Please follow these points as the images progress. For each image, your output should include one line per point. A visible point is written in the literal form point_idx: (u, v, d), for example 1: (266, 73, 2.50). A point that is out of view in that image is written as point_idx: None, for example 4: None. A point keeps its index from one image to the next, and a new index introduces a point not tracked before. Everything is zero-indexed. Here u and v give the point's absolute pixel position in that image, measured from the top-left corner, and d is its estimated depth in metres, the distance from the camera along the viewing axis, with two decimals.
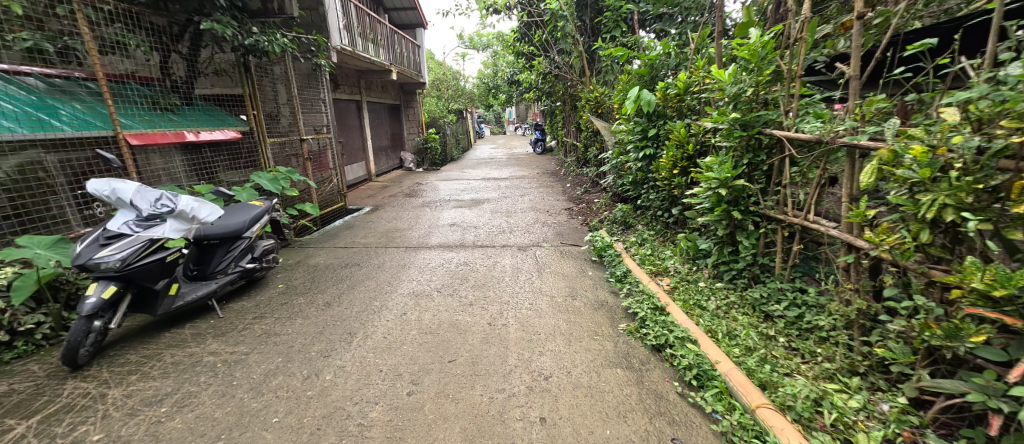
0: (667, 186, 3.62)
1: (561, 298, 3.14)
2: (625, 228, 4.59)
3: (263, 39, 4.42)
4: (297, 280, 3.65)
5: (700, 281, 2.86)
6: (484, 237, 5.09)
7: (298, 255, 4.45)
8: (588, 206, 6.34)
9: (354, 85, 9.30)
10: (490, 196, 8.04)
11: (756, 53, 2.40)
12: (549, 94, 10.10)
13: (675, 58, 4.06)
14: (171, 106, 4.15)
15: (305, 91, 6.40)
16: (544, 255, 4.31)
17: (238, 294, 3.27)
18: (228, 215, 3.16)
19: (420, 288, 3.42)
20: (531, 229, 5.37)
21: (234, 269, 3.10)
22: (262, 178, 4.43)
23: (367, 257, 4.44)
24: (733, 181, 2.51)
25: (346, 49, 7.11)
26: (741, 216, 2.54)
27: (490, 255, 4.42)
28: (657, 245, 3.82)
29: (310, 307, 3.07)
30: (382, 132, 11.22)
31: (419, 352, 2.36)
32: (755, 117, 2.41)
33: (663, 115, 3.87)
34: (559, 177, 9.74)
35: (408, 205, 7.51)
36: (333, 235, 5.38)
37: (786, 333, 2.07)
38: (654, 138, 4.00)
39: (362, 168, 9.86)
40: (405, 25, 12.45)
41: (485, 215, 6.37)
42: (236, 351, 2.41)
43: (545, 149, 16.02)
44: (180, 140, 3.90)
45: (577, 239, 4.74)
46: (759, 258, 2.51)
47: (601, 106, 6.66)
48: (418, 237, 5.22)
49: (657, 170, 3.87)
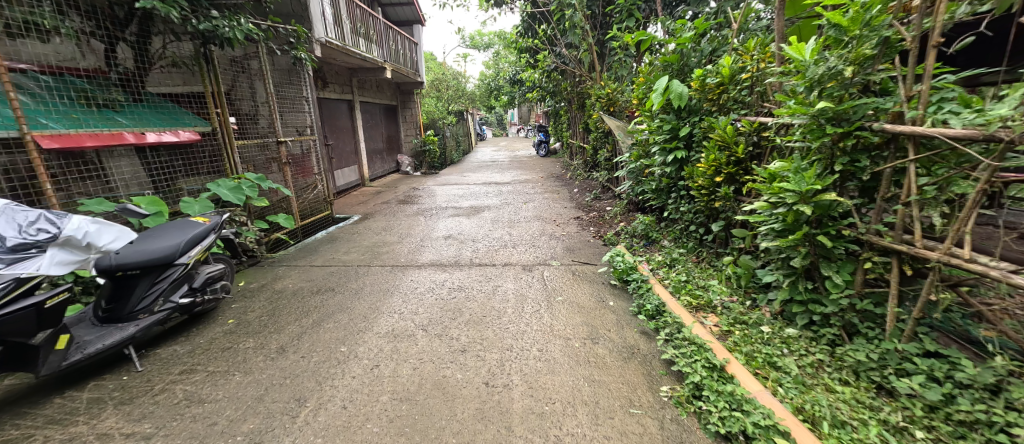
0: (707, 198, 2.95)
1: (578, 341, 2.47)
2: (647, 244, 3.93)
3: (223, 24, 3.76)
4: (253, 313, 2.99)
5: (764, 325, 2.19)
6: (483, 253, 4.43)
7: (266, 277, 3.80)
8: (599, 215, 5.69)
9: (346, 83, 8.67)
10: (491, 203, 7.38)
11: (856, 17, 1.71)
12: (555, 93, 9.48)
13: (711, 43, 3.40)
14: (110, 102, 3.48)
15: (284, 88, 5.78)
16: (553, 277, 3.65)
17: (174, 334, 2.62)
18: (158, 235, 2.50)
19: (401, 326, 2.75)
20: (537, 243, 4.71)
21: (163, 307, 2.45)
22: (220, 186, 3.77)
23: (346, 279, 3.77)
24: (817, 195, 1.84)
25: (333, 42, 6.47)
26: (831, 243, 1.87)
27: (489, 276, 3.75)
28: (692, 268, 3.15)
29: (259, 354, 2.40)
30: (377, 134, 10.59)
31: (386, 437, 1.71)
32: (852, 107, 1.74)
33: (698, 110, 3.19)
34: (564, 182, 9.10)
35: (401, 213, 6.85)
36: (313, 250, 4.74)
37: (928, 428, 1.40)
38: (686, 140, 3.34)
39: (355, 172, 9.23)
40: (401, 22, 11.83)
41: (485, 225, 5.72)
42: (137, 434, 1.76)
43: (549, 151, 15.39)
44: (118, 143, 3.26)
45: (592, 257, 4.07)
46: (857, 302, 1.84)
47: (614, 104, 5.99)
48: (408, 253, 4.55)
49: (690, 176, 3.20)
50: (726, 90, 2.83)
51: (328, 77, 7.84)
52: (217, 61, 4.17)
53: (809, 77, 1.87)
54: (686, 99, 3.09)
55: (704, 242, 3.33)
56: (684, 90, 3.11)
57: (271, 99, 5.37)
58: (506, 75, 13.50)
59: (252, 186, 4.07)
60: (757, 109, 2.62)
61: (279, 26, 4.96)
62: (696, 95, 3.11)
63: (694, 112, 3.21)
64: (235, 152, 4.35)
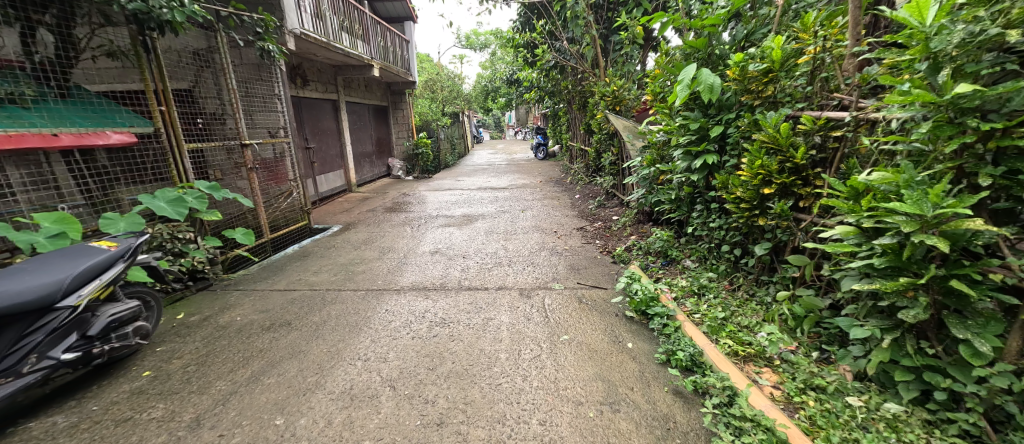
0: (749, 214, 2.36)
1: (592, 408, 1.87)
2: (667, 263, 3.35)
3: (160, 4, 3.15)
4: (179, 361, 2.37)
5: (851, 396, 1.60)
6: (473, 273, 3.82)
7: (213, 306, 3.18)
8: (606, 225, 5.10)
9: (329, 82, 8.06)
10: (486, 210, 6.78)
11: None
12: (554, 92, 8.91)
13: (746, 24, 2.81)
14: (17, 98, 2.87)
15: (253, 85, 5.17)
16: (556, 305, 3.06)
17: (63, 397, 2.02)
18: (35, 270, 1.92)
19: (363, 380, 2.14)
20: (536, 260, 4.11)
21: (36, 366, 1.85)
22: (157, 199, 3.13)
23: (309, 307, 3.16)
24: (952, 222, 1.26)
25: (311, 35, 5.87)
26: (972, 293, 1.28)
27: (480, 304, 3.16)
28: (730, 300, 2.55)
29: (165, 432, 1.79)
30: (365, 137, 9.98)
31: None
32: (1011, 91, 1.17)
33: (733, 105, 2.61)
34: (565, 187, 8.51)
35: (387, 222, 6.24)
36: (278, 268, 4.13)
37: None
38: (717, 142, 2.76)
39: (341, 177, 8.62)
40: (392, 19, 11.25)
41: (477, 237, 5.13)
42: None
43: (548, 154, 14.79)
44: (13, 146, 2.66)
45: (601, 279, 3.48)
46: (1015, 382, 1.25)
47: (620, 102, 5.46)
48: (388, 272, 3.95)
49: (724, 185, 2.62)
50: (775, 78, 2.24)
51: (308, 75, 7.23)
52: (161, 51, 3.56)
53: (934, 50, 1.29)
54: (720, 91, 2.51)
55: (740, 266, 2.74)
56: (717, 80, 2.54)
57: (235, 96, 4.73)
58: (502, 75, 12.92)
59: (200, 197, 3.44)
60: (821, 100, 2.04)
61: (243, 14, 4.39)
62: (732, 86, 2.53)
63: (728, 107, 2.62)
64: (185, 156, 3.71)
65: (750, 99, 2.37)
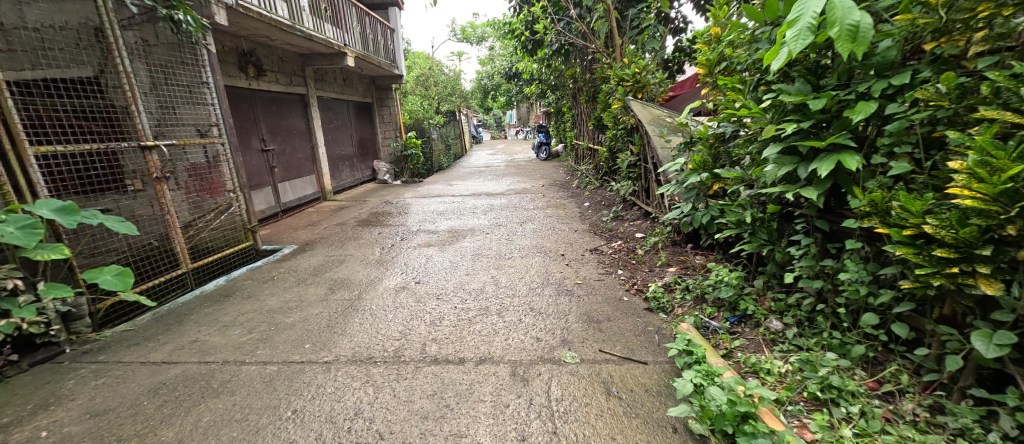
0: (959, 270, 1.22)
1: None
2: (739, 322, 2.17)
3: None
4: None
5: None
6: (446, 330, 2.62)
7: (26, 404, 2.03)
8: (628, 246, 3.91)
9: (294, 72, 6.89)
10: (478, 223, 5.58)
11: None
12: (561, 82, 7.70)
13: None
14: None
15: (172, 71, 3.99)
16: (567, 400, 1.88)
17: None
18: None
19: None
20: (537, 305, 2.90)
21: None
22: None
23: (176, 402, 1.99)
24: None
25: (252, 8, 4.70)
26: None
27: (446, 394, 1.98)
28: (900, 430, 1.37)
29: None
30: (345, 137, 8.82)
31: None
32: None
33: (893, 65, 1.44)
34: (571, 192, 7.31)
35: (354, 240, 5.07)
36: (178, 318, 2.96)
37: None
38: (854, 132, 1.58)
39: (313, 183, 7.45)
40: (374, 5, 10.10)
41: (461, 263, 3.94)
42: None
43: (550, 155, 13.58)
44: None
45: (636, 344, 2.29)
46: None
47: (643, 88, 4.34)
48: (327, 325, 2.77)
49: (879, 211, 1.45)
50: None
51: (264, 63, 6.09)
52: None
53: None
54: (873, 38, 1.31)
55: (897, 351, 1.56)
56: (868, 19, 1.34)
57: (133, 83, 3.49)
58: (501, 68, 11.72)
59: (27, 227, 2.30)
60: None
61: None
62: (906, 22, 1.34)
63: (884, 69, 1.44)
64: (32, 164, 2.61)
65: (951, 44, 1.31)
